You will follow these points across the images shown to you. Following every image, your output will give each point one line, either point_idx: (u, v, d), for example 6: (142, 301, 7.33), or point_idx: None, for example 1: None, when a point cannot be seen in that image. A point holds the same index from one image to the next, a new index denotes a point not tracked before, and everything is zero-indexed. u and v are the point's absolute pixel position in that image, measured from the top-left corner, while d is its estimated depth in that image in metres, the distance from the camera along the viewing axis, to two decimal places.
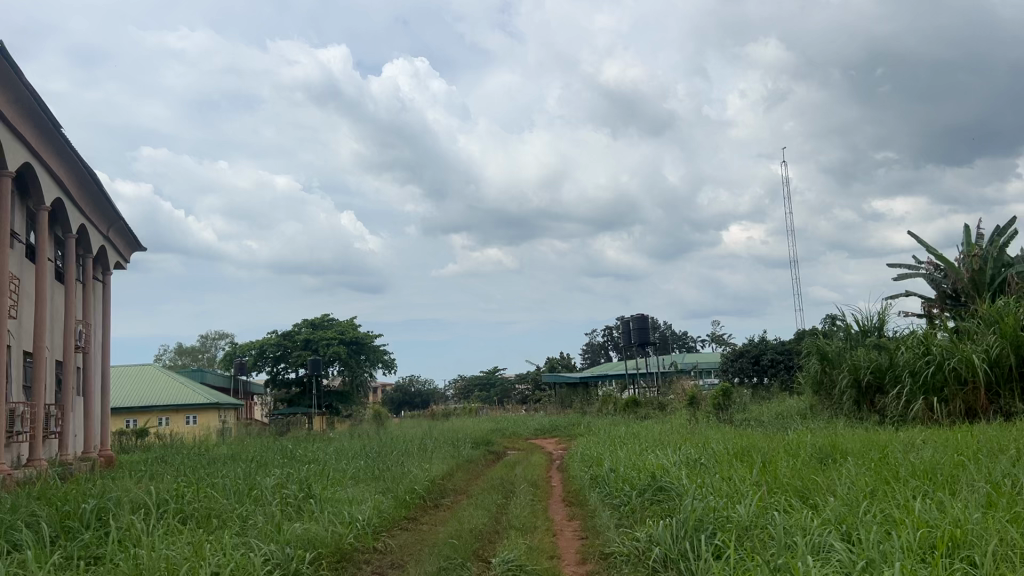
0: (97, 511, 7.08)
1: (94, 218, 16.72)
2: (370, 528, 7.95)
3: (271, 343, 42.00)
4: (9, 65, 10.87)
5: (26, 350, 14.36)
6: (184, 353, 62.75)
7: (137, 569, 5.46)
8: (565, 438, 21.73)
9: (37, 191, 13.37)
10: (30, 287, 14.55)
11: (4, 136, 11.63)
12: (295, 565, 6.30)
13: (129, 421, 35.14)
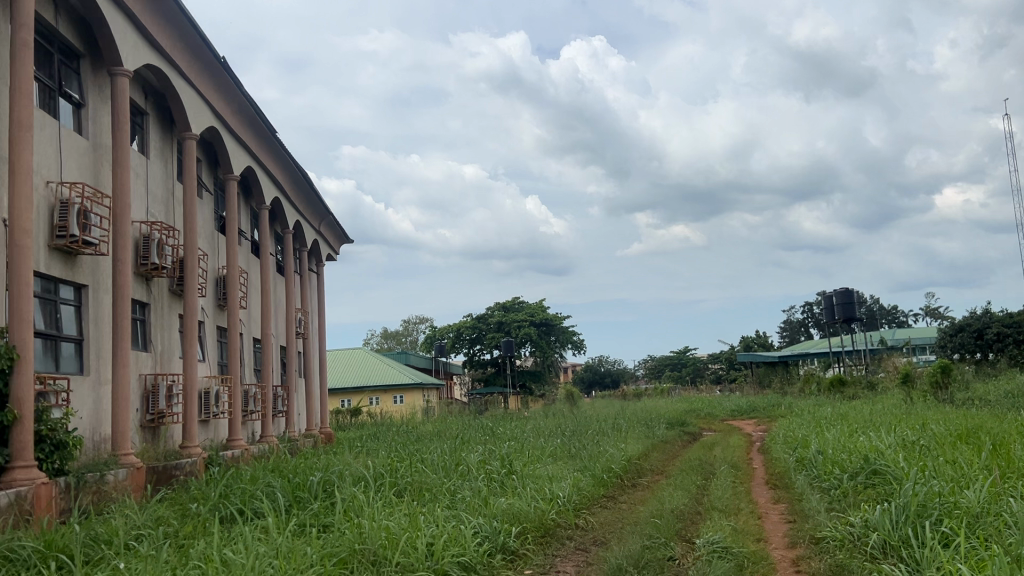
0: (323, 484, 7.73)
1: (307, 214, 18.10)
2: (571, 504, 8.10)
3: (467, 326, 43.72)
4: (231, 77, 11.97)
5: (255, 337, 15.85)
6: (389, 338, 66.54)
7: (361, 538, 5.91)
8: (766, 419, 21.00)
9: (258, 192, 14.68)
10: (256, 280, 16.00)
11: (230, 143, 12.82)
12: (503, 538, 6.54)
13: (345, 401, 38.06)
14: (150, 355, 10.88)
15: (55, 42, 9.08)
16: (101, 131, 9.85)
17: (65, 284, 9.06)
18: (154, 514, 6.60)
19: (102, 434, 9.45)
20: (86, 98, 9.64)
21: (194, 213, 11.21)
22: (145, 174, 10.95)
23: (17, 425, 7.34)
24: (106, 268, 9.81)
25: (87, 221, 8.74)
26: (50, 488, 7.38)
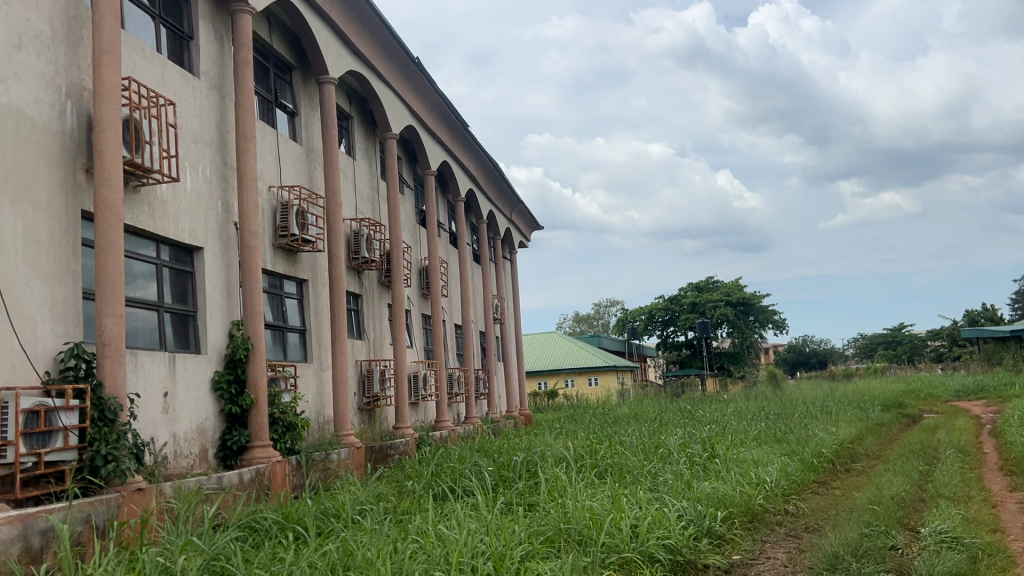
0: (526, 464, 7.94)
1: (499, 203, 18.58)
2: (779, 490, 7.81)
3: (659, 308, 43.25)
4: (424, 76, 12.49)
5: (457, 324, 16.54)
6: (581, 321, 67.11)
7: (566, 517, 6.03)
8: (997, 400, 19.11)
9: (454, 185, 15.26)
10: (455, 269, 16.64)
11: (426, 138, 13.40)
12: (709, 523, 6.43)
13: (541, 383, 38.87)
14: (364, 342, 11.64)
15: (270, 57, 9.88)
16: (312, 136, 10.63)
17: (288, 280, 9.90)
18: (375, 490, 7.07)
19: (325, 416, 10.23)
20: (298, 107, 10.44)
21: (397, 208, 11.84)
22: (352, 174, 11.69)
23: (254, 408, 8.15)
24: (323, 263, 10.60)
25: (304, 220, 9.46)
26: (284, 465, 8.11)
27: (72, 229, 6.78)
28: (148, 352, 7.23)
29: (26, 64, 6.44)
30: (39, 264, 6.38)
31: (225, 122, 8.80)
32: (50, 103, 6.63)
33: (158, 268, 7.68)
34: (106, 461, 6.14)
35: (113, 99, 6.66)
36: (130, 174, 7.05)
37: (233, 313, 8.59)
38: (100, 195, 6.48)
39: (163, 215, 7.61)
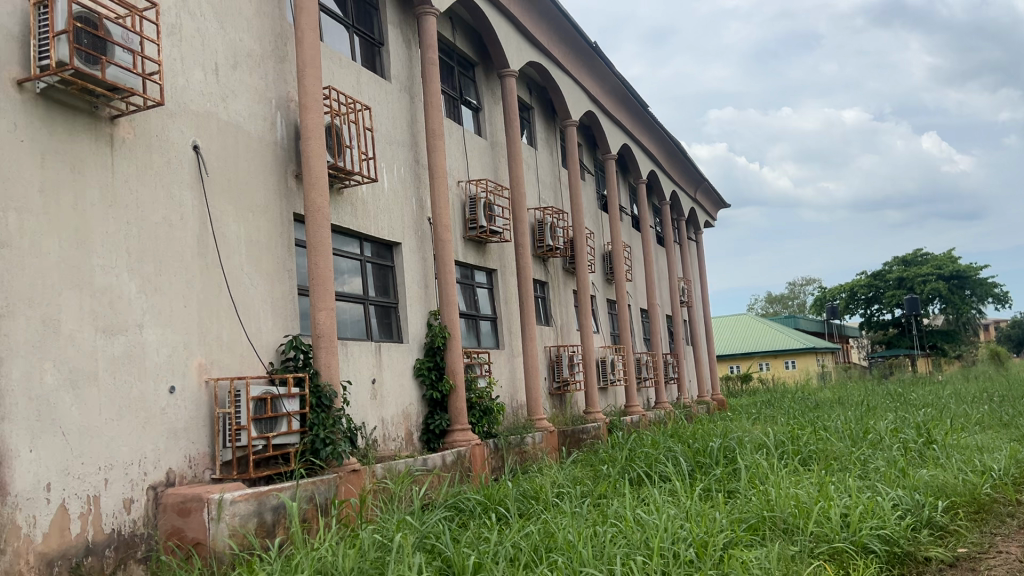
0: (723, 449, 7.76)
1: (682, 183, 18.19)
2: (1010, 478, 7.13)
3: (861, 285, 40.77)
4: (602, 60, 12.45)
5: (643, 308, 16.41)
6: (775, 302, 64.40)
7: (769, 504, 5.85)
8: None
9: (636, 167, 15.11)
10: (639, 252, 16.51)
11: (606, 123, 13.35)
12: (929, 513, 5.99)
13: (734, 367, 37.91)
14: (552, 328, 11.83)
15: (454, 56, 10.22)
16: (496, 130, 10.90)
17: (479, 270, 10.25)
18: (572, 474, 7.18)
19: (519, 401, 10.51)
20: (482, 102, 10.73)
21: (581, 194, 11.92)
22: (535, 164, 11.89)
23: (453, 394, 8.54)
24: (510, 252, 10.88)
25: (492, 212, 9.74)
26: (483, 449, 8.42)
27: (286, 230, 7.37)
28: (356, 342, 7.72)
29: (241, 81, 7.04)
30: (260, 264, 6.98)
31: (416, 123, 9.22)
32: (263, 116, 7.23)
33: (362, 264, 8.17)
34: (325, 444, 6.63)
35: (317, 108, 7.15)
36: (334, 177, 7.56)
37: (430, 304, 8.99)
38: (310, 199, 6.99)
39: (363, 214, 8.09)
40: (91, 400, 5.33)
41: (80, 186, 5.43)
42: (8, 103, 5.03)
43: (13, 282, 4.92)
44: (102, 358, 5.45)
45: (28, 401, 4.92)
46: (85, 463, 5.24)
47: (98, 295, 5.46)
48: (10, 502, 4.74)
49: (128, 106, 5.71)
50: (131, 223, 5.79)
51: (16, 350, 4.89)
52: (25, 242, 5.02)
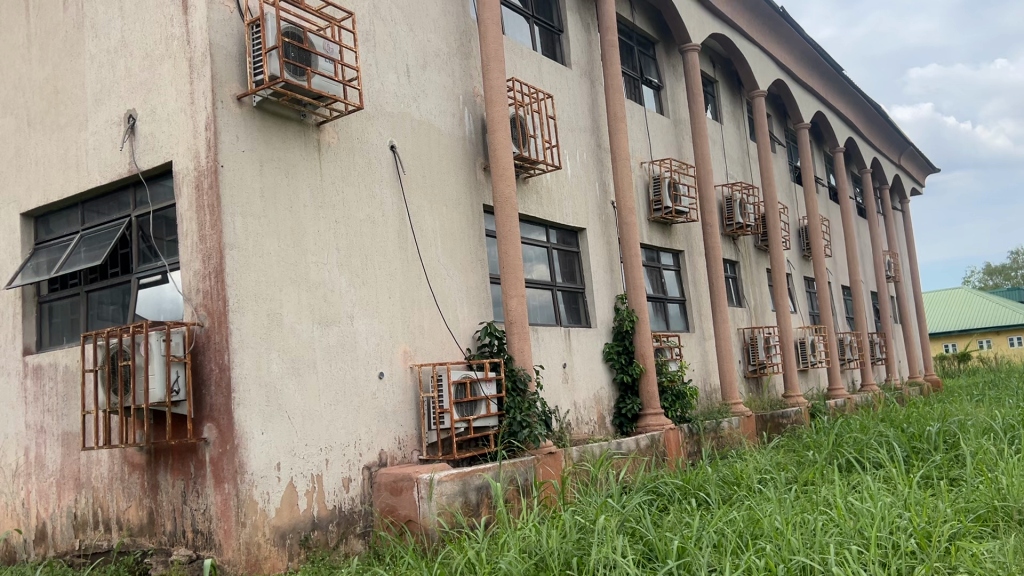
0: (943, 434, 7.19)
1: (884, 149, 16.99)
2: None
3: None
4: (790, 25, 11.85)
5: (844, 285, 15.51)
6: (994, 274, 58.54)
7: (1000, 494, 5.37)
8: None
9: (831, 135, 14.28)
10: (838, 225, 15.61)
11: (797, 91, 12.71)
12: None
13: (950, 346, 35.02)
14: (746, 309, 11.46)
15: (634, 36, 10.11)
16: (679, 107, 10.68)
17: (666, 252, 10.10)
18: (775, 460, 6.93)
19: (712, 384, 10.26)
20: (664, 81, 10.53)
21: (771, 168, 11.44)
22: (721, 140, 11.54)
23: (644, 377, 8.48)
24: (698, 232, 10.64)
25: (677, 192, 9.57)
26: (677, 433, 8.30)
27: (477, 221, 7.61)
28: (547, 328, 7.85)
29: (431, 80, 7.33)
30: (454, 254, 7.25)
31: (597, 107, 9.22)
32: (452, 112, 7.50)
33: (549, 251, 8.30)
34: (522, 426, 6.81)
35: (502, 101, 7.33)
36: (520, 167, 7.73)
37: (617, 288, 8.98)
38: (498, 189, 7.20)
39: (549, 201, 8.21)
40: (311, 387, 5.77)
41: (294, 189, 5.88)
42: (231, 118, 5.53)
43: (242, 280, 5.42)
44: (319, 348, 5.88)
45: (259, 387, 5.41)
46: (308, 445, 5.68)
47: (313, 289, 5.90)
48: (248, 479, 5.23)
49: (331, 112, 6.09)
50: (339, 221, 6.20)
51: (247, 341, 5.38)
52: (250, 244, 5.51)
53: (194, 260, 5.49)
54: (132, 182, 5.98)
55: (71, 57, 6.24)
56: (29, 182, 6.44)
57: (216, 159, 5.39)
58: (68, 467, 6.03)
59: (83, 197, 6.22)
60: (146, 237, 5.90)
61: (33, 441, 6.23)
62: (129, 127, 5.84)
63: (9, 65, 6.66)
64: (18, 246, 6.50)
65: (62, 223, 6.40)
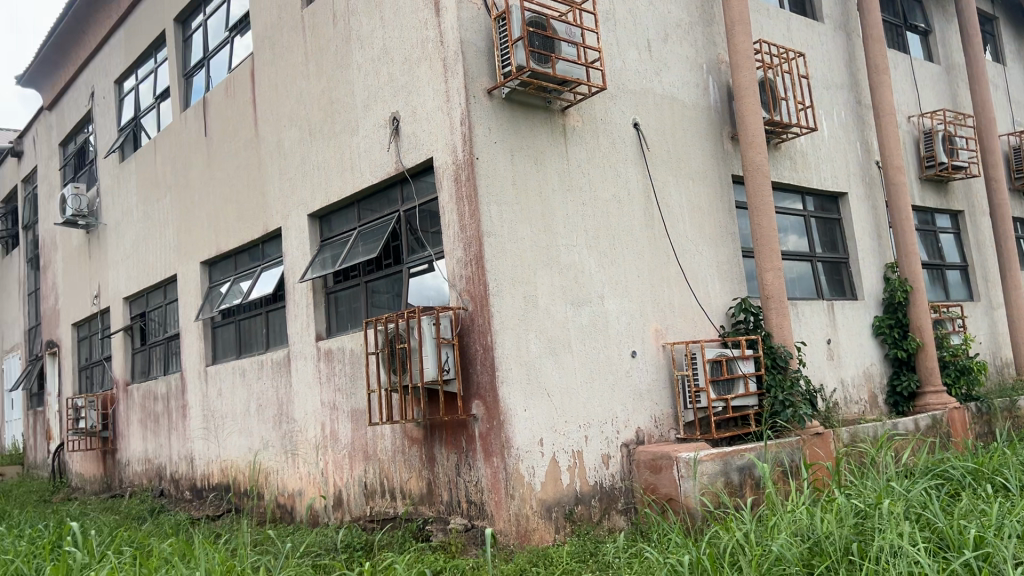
0: None
1: None
2: None
3: None
4: None
5: None
6: None
7: None
8: None
9: None
10: None
11: None
12: None
13: None
14: None
15: None
16: (951, 52, 9.64)
17: (942, 213, 9.18)
18: None
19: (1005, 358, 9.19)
20: (932, 24, 9.55)
21: None
22: (1005, 82, 10.25)
23: (922, 352, 7.76)
24: (979, 189, 9.55)
25: (953, 144, 8.65)
26: (963, 413, 7.53)
27: (725, 193, 7.38)
28: (807, 302, 7.44)
29: (674, 52, 7.20)
30: (703, 229, 7.09)
31: (854, 62, 8.55)
32: (696, 83, 7.32)
33: (806, 220, 7.86)
34: (785, 406, 6.52)
35: (748, 65, 7.03)
36: (771, 134, 7.38)
37: (885, 255, 8.31)
38: (747, 158, 6.93)
39: (805, 167, 7.77)
40: (569, 366, 5.93)
41: (543, 174, 6.05)
42: (483, 111, 5.79)
43: (500, 264, 5.67)
44: (574, 327, 6.02)
45: (519, 366, 5.64)
46: (569, 422, 5.84)
47: (565, 270, 6.05)
48: (514, 454, 5.49)
49: (576, 95, 6.14)
50: (587, 203, 6.29)
51: (507, 323, 5.64)
52: (505, 230, 5.75)
53: (456, 248, 5.83)
54: (398, 180, 6.46)
55: (342, 68, 6.84)
56: (313, 186, 7.17)
57: (471, 152, 5.68)
58: (358, 441, 6.65)
59: (358, 196, 6.82)
60: (413, 229, 6.36)
61: (328, 417, 6.96)
62: (394, 129, 6.30)
63: (292, 81, 7.43)
64: (306, 244, 7.27)
65: (341, 221, 7.05)
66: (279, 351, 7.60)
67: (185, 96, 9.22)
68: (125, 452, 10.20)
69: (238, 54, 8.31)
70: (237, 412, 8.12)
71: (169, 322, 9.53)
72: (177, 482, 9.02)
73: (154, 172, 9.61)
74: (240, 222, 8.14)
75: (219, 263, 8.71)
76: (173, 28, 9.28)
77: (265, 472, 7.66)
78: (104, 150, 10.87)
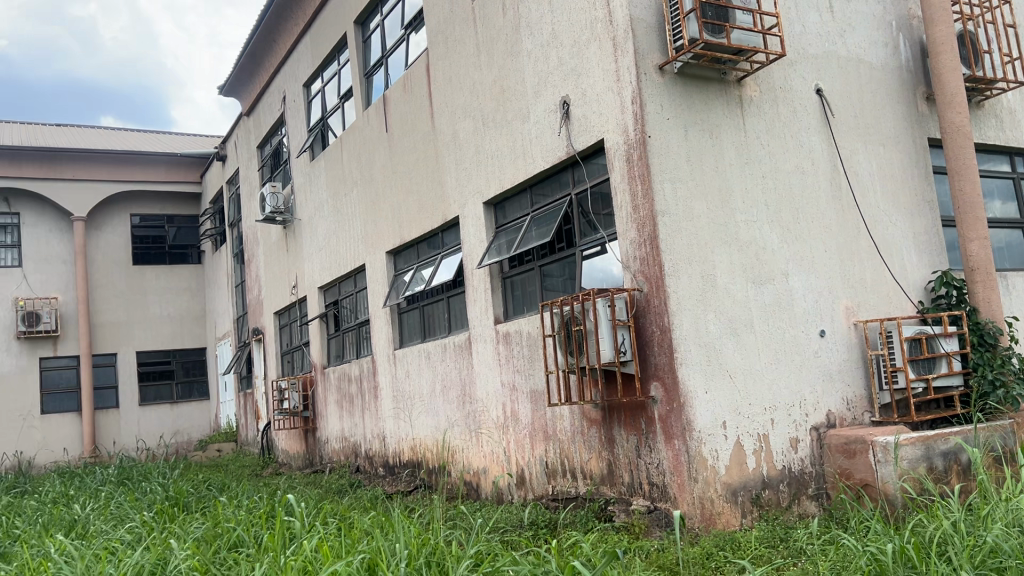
0: None
1: None
2: None
3: None
4: None
5: None
6: None
7: None
8: None
9: None
10: None
11: None
12: None
13: None
14: None
15: None
16: None
17: None
18: None
19: None
20: None
21: None
22: None
23: None
24: None
25: None
26: None
27: (918, 159, 6.88)
28: (1019, 272, 6.80)
29: (858, 11, 6.76)
30: (897, 198, 6.65)
31: None
32: (884, 43, 6.85)
33: (1015, 181, 7.18)
34: (995, 386, 6.01)
35: (945, 19, 6.49)
36: (972, 91, 6.78)
37: None
38: (946, 119, 6.42)
39: (1012, 124, 7.14)
40: (751, 346, 5.75)
41: (719, 149, 5.88)
42: (655, 88, 5.69)
43: (676, 244, 5.57)
44: (755, 306, 5.82)
45: (699, 347, 5.54)
46: (753, 404, 5.67)
47: (745, 248, 5.86)
48: (696, 437, 5.40)
49: (753, 65, 5.90)
50: (767, 175, 6.05)
51: (685, 303, 5.54)
52: (680, 208, 5.64)
53: (630, 230, 5.78)
54: (569, 163, 6.49)
55: (512, 56, 6.94)
56: (487, 174, 7.34)
57: (644, 131, 5.60)
58: (538, 421, 6.78)
59: (531, 182, 6.91)
60: (586, 212, 6.36)
61: (508, 397, 7.14)
62: (564, 113, 6.33)
63: (464, 73, 7.63)
64: (483, 230, 7.46)
65: (515, 208, 7.18)
66: (461, 335, 7.88)
67: (366, 95, 9.71)
68: (324, 430, 10.97)
69: (414, 50, 8.63)
70: (424, 393, 8.51)
71: (359, 309, 10.11)
72: (371, 459, 9.59)
73: (341, 169, 10.20)
74: (420, 212, 8.48)
75: (402, 252, 9.13)
76: (353, 30, 9.78)
77: (451, 451, 7.99)
78: (296, 150, 11.65)
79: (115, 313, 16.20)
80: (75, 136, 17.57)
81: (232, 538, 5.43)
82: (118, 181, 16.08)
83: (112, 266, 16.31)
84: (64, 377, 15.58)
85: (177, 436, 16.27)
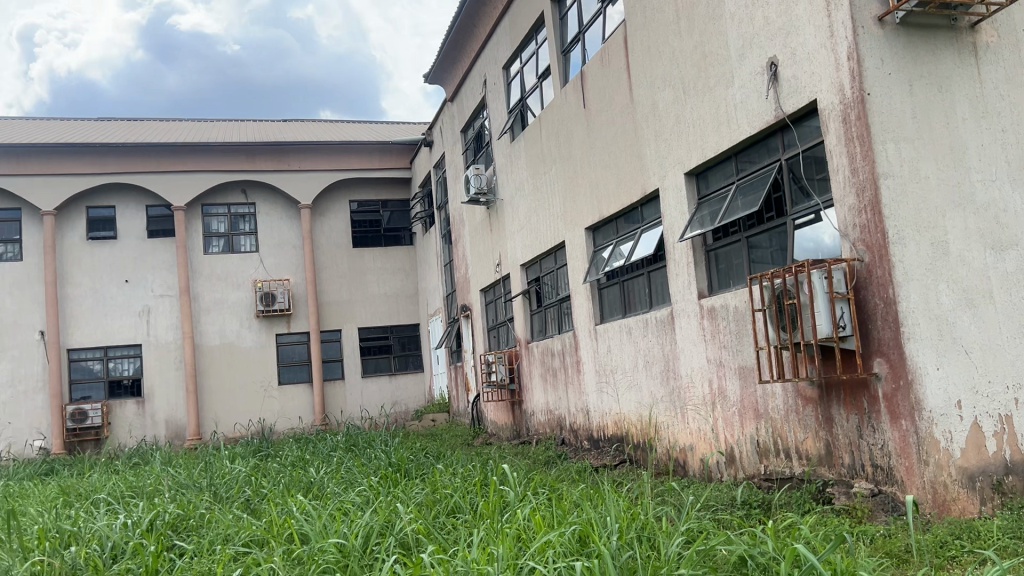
0: None
1: None
2: None
3: None
4: None
5: None
6: None
7: None
8: None
9: None
10: None
11: None
12: None
13: None
14: None
15: None
16: None
17: None
18: None
19: None
20: None
21: None
22: None
23: None
24: None
25: None
26: None
27: None
28: None
29: None
30: None
31: None
32: None
33: None
34: None
35: None
36: None
37: None
38: None
39: None
40: (990, 318, 5.26)
41: (950, 104, 5.39)
42: (875, 42, 5.27)
43: (902, 209, 5.16)
44: (995, 275, 5.32)
45: (930, 320, 5.11)
46: (993, 382, 5.18)
47: (982, 211, 5.36)
48: (927, 417, 4.99)
49: (990, 7, 5.34)
50: (1008, 130, 5.56)
51: (912, 273, 5.12)
52: (906, 169, 5.22)
53: (847, 195, 5.41)
54: (778, 127, 6.17)
55: (714, 20, 6.69)
56: (689, 144, 7.15)
57: (863, 88, 5.20)
58: (749, 399, 6.56)
59: (736, 149, 6.65)
60: (797, 178, 6.04)
61: (715, 374, 6.95)
62: (773, 75, 6.01)
63: (664, 42, 7.45)
64: (685, 203, 7.30)
65: (719, 177, 6.96)
66: (663, 309, 7.77)
67: (564, 72, 9.75)
68: (529, 403, 11.26)
69: (611, 23, 8.55)
70: (627, 367, 8.48)
71: (560, 285, 10.25)
72: (576, 432, 9.73)
73: (540, 147, 10.33)
74: (620, 186, 8.43)
75: (601, 228, 9.13)
76: (550, 8, 9.83)
77: (656, 426, 7.92)
78: (498, 131, 11.95)
79: (338, 293, 17.49)
80: (299, 130, 19.06)
81: (450, 504, 5.73)
82: (337, 169, 17.28)
83: (334, 250, 17.59)
84: (297, 351, 17.07)
85: (395, 407, 17.38)
